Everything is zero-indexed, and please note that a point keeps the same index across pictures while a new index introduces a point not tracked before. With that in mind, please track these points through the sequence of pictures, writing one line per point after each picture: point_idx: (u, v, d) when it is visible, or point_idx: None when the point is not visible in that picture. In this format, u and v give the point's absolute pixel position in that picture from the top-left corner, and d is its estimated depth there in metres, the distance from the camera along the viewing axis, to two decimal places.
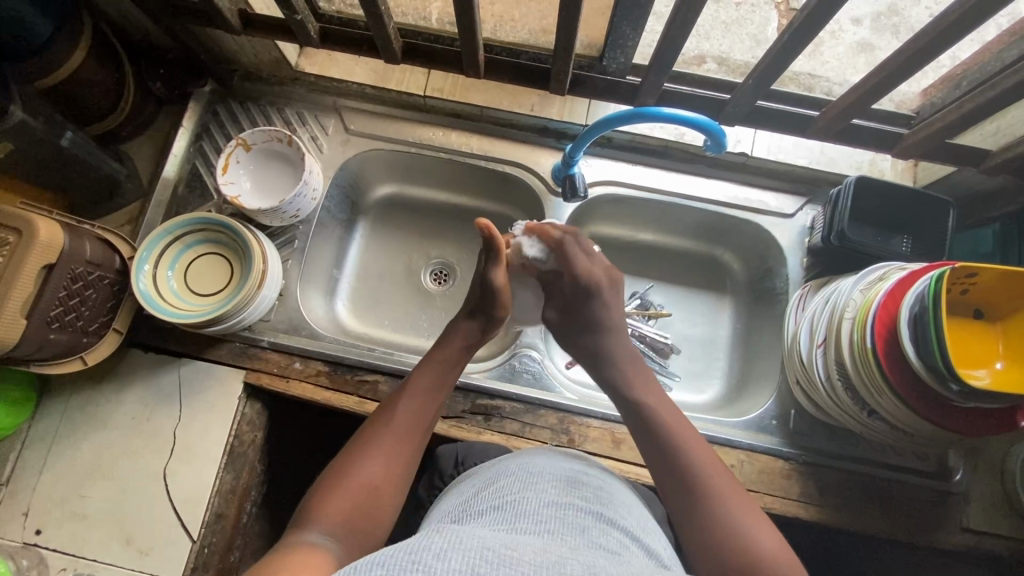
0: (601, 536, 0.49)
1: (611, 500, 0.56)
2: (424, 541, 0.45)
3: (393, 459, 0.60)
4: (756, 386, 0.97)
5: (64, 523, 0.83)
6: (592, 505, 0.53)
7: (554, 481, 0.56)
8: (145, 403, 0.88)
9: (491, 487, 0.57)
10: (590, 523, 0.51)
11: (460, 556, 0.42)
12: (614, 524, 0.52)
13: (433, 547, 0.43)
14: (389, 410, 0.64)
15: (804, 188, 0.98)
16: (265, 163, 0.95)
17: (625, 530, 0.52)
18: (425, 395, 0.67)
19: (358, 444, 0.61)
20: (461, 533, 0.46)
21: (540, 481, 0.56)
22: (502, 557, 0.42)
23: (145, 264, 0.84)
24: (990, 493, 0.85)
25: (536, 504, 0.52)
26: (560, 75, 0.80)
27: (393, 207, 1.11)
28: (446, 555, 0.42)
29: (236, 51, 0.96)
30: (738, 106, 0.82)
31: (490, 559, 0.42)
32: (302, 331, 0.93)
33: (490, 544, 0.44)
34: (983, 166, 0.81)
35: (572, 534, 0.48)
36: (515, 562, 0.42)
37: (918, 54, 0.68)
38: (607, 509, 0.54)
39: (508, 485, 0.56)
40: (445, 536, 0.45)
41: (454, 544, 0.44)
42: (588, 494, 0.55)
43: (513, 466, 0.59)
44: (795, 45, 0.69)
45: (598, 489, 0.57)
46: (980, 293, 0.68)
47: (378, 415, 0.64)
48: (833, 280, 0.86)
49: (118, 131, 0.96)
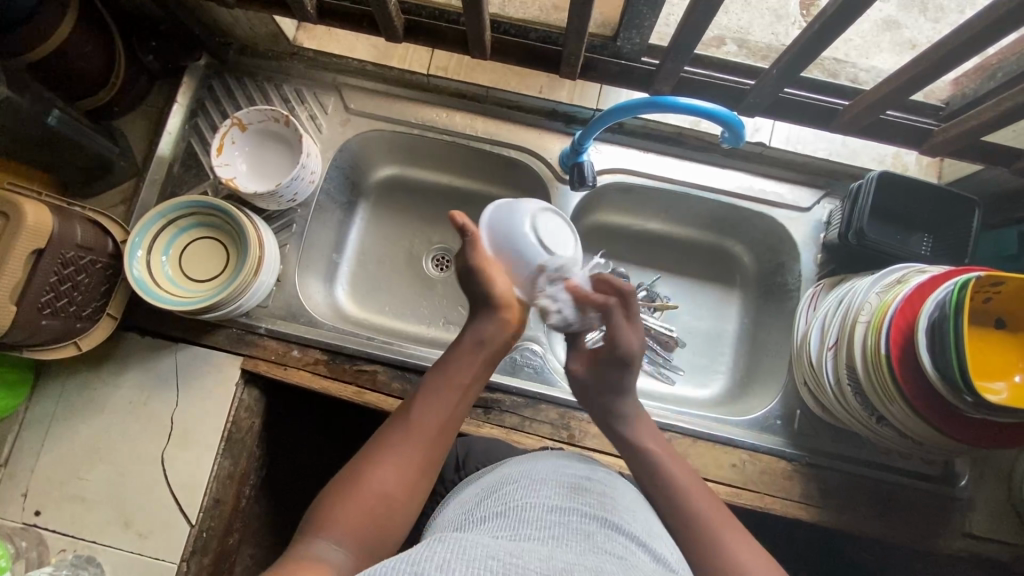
0: (606, 541, 0.47)
1: (616, 505, 0.54)
2: (425, 550, 0.43)
3: (408, 466, 0.57)
4: (761, 384, 0.95)
5: (63, 505, 0.83)
6: (596, 510, 0.51)
7: (556, 488, 0.54)
8: (141, 387, 0.87)
9: (492, 496, 0.55)
10: (596, 528, 0.49)
11: (463, 567, 0.40)
12: (619, 529, 0.50)
13: (435, 557, 0.41)
14: (411, 410, 0.61)
15: (821, 181, 0.94)
16: (262, 144, 0.91)
17: (632, 535, 0.50)
18: (451, 398, 0.62)
19: (376, 445, 0.58)
20: (464, 542, 0.44)
21: (542, 487, 0.54)
22: (507, 568, 0.40)
23: (138, 250, 0.81)
24: (996, 501, 0.84)
25: (539, 511, 0.51)
26: (571, 59, 0.76)
27: (394, 189, 1.08)
28: (450, 565, 0.40)
29: (231, 23, 0.91)
30: (759, 96, 0.78)
31: (494, 569, 0.40)
32: (300, 319, 0.91)
33: (494, 553, 0.42)
34: (1014, 166, 0.77)
35: (577, 539, 0.47)
36: (520, 571, 0.40)
37: (958, 47, 0.63)
38: (610, 514, 0.52)
39: (510, 493, 0.54)
40: (448, 544, 0.43)
41: (458, 554, 0.42)
42: (594, 500, 0.53)
43: (514, 476, 0.58)
44: (825, 34, 0.65)
45: (603, 493, 0.55)
46: (1003, 303, 0.66)
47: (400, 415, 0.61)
48: (847, 280, 0.84)
49: (109, 107, 0.92)
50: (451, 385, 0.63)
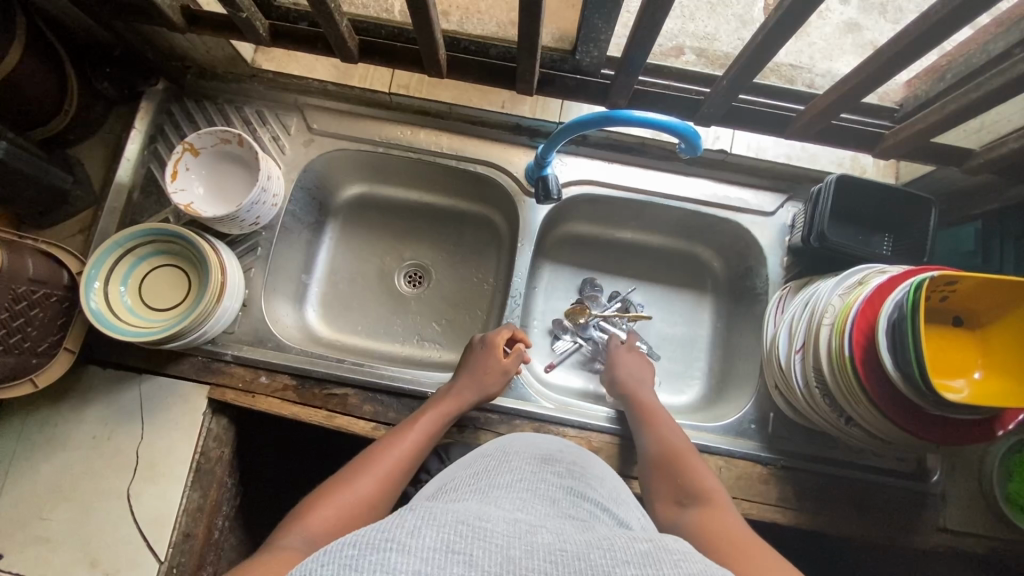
0: (572, 506, 0.48)
1: (582, 474, 0.56)
2: (396, 518, 0.41)
3: (377, 483, 0.67)
4: (735, 388, 0.95)
5: (24, 547, 0.80)
6: (563, 480, 0.52)
7: (526, 459, 0.55)
8: (105, 422, 0.85)
9: (465, 469, 0.55)
10: (562, 495, 0.50)
11: (433, 532, 0.38)
12: (584, 496, 0.51)
13: (407, 522, 0.39)
14: (342, 486, 0.65)
15: (784, 185, 0.95)
16: (218, 169, 0.89)
17: (595, 500, 0.51)
18: (425, 439, 0.75)
19: (335, 483, 0.66)
20: (433, 508, 0.42)
21: (515, 459, 0.56)
22: (477, 531, 0.39)
23: (95, 282, 0.79)
24: (968, 494, 0.85)
25: (510, 478, 0.51)
26: (527, 74, 0.76)
27: (364, 208, 1.07)
28: (421, 531, 0.38)
29: (186, 47, 0.90)
30: (714, 107, 0.80)
31: (465, 533, 0.39)
32: (268, 343, 0.90)
33: (464, 517, 0.41)
34: (966, 165, 0.79)
35: (543, 503, 0.47)
36: (488, 533, 0.39)
37: (900, 54, 0.65)
38: (576, 483, 0.53)
39: (482, 466, 0.54)
40: (419, 511, 0.42)
41: (429, 519, 0.40)
42: (562, 470, 0.55)
43: (491, 451, 0.59)
44: (773, 42, 0.66)
45: (571, 465, 0.57)
46: (959, 300, 0.66)
47: (379, 448, 0.72)
48: (813, 282, 0.85)
49: (65, 135, 0.90)
50: (369, 467, 0.68)
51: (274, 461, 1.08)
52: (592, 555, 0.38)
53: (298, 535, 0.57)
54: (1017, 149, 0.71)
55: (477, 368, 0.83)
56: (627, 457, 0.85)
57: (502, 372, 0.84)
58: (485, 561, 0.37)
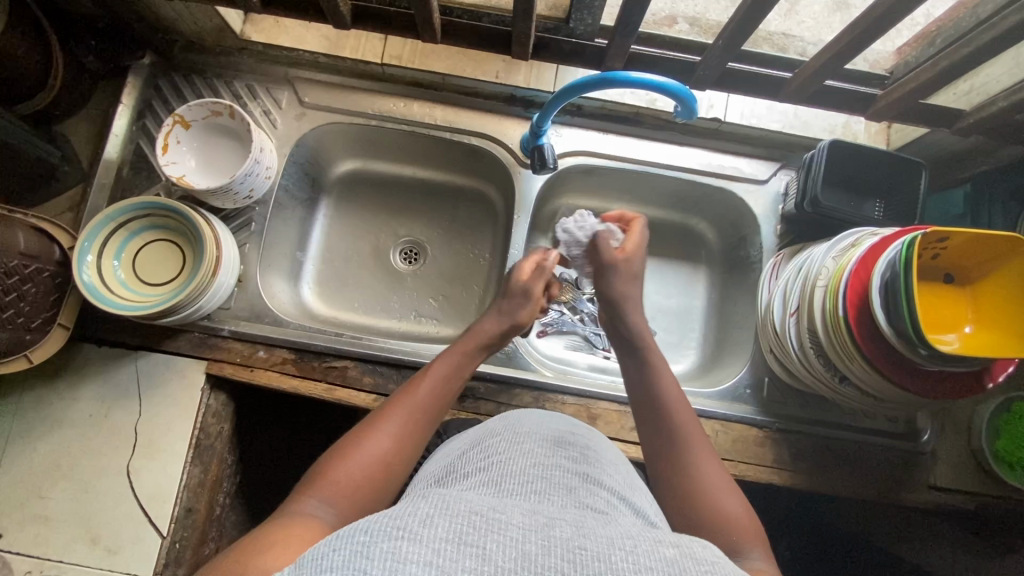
0: (589, 495, 0.47)
1: (598, 459, 0.54)
2: (408, 506, 0.40)
3: (400, 435, 0.59)
4: (730, 355, 0.97)
5: (25, 526, 0.80)
6: (578, 465, 0.51)
7: (541, 441, 0.54)
8: (101, 399, 0.84)
9: (476, 449, 0.54)
10: (578, 483, 0.49)
11: (446, 522, 0.38)
12: (600, 484, 0.50)
13: (418, 512, 0.39)
14: (361, 440, 0.57)
15: (777, 153, 0.96)
16: (209, 141, 0.88)
17: (612, 490, 0.50)
18: (448, 377, 0.67)
19: (352, 435, 0.58)
20: (446, 497, 0.42)
21: (528, 440, 0.54)
22: (490, 522, 0.39)
23: (88, 255, 0.78)
24: (957, 451, 0.87)
25: (523, 463, 0.49)
26: (522, 39, 0.75)
27: (358, 184, 1.07)
28: (433, 521, 0.38)
29: (171, 18, 0.88)
30: (708, 69, 0.79)
31: (479, 524, 0.38)
32: (265, 318, 0.90)
33: (478, 508, 0.40)
34: (956, 127, 0.80)
35: (559, 494, 0.46)
36: (502, 526, 0.38)
37: (890, 11, 0.65)
38: (591, 469, 0.51)
39: (494, 446, 0.53)
40: (431, 500, 0.41)
41: (441, 509, 0.39)
42: (576, 454, 0.53)
43: (499, 428, 0.57)
44: (764, 5, 0.66)
45: (586, 448, 0.55)
46: (949, 258, 0.68)
47: (397, 397, 0.63)
48: (806, 248, 0.85)
49: (50, 111, 0.89)
50: (389, 418, 0.60)
51: (273, 439, 1.08)
52: (613, 555, 0.37)
53: (315, 502, 0.50)
54: (1006, 108, 0.72)
55: (501, 305, 0.79)
56: (626, 423, 0.86)
57: (524, 296, 0.79)
58: (499, 555, 0.36)
